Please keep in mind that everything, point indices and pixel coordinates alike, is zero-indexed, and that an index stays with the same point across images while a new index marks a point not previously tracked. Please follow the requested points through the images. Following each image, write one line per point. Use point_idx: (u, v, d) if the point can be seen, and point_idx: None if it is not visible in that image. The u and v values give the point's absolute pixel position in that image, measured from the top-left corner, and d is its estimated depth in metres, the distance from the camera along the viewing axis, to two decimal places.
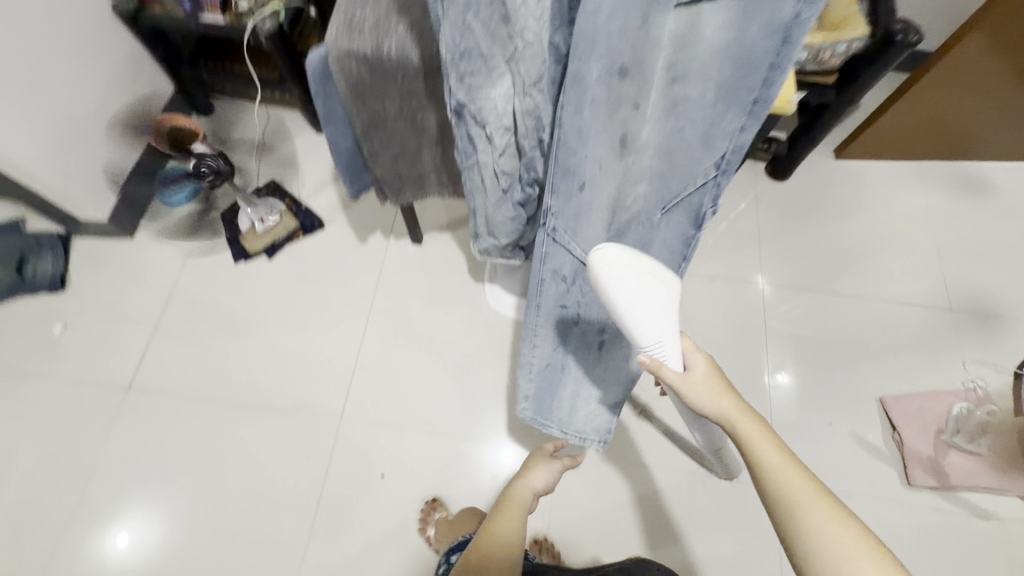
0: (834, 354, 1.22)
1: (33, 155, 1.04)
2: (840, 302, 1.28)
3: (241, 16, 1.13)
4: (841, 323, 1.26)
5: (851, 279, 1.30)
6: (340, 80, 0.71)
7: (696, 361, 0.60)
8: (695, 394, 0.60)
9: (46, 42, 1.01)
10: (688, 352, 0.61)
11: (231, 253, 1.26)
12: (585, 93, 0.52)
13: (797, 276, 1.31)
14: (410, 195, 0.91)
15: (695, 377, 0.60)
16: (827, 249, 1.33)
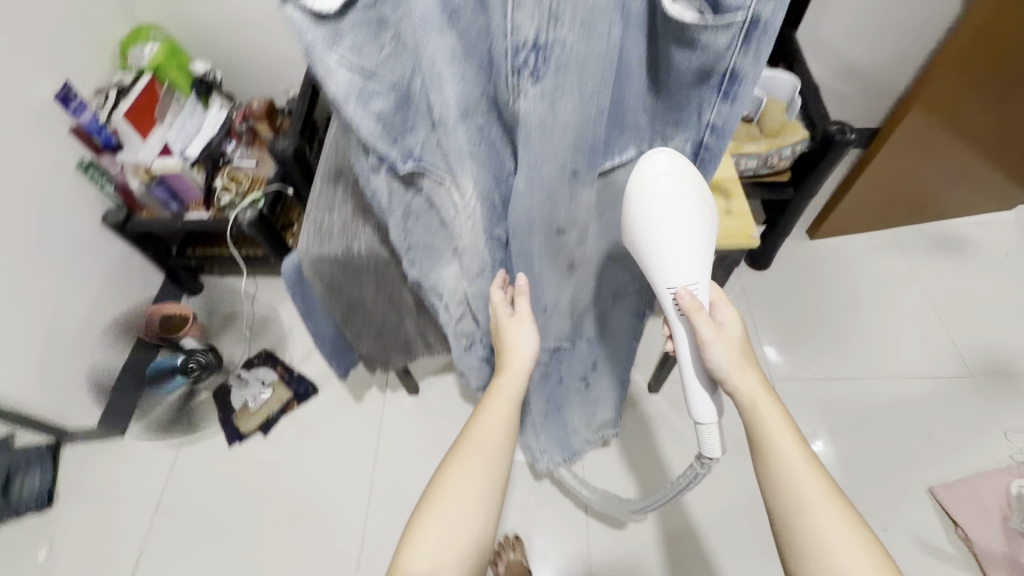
0: (867, 443, 1.16)
1: (22, 378, 1.03)
2: (854, 386, 1.23)
3: (223, 208, 1.23)
4: (866, 408, 1.20)
5: (859, 357, 1.27)
6: (314, 278, 0.72)
7: (727, 318, 0.61)
8: (724, 356, 0.59)
9: (38, 267, 1.05)
10: (718, 307, 0.61)
11: (224, 435, 1.22)
12: (530, 254, 0.61)
13: (806, 365, 1.27)
14: (399, 360, 0.89)
15: (727, 340, 0.59)
16: (829, 333, 1.31)
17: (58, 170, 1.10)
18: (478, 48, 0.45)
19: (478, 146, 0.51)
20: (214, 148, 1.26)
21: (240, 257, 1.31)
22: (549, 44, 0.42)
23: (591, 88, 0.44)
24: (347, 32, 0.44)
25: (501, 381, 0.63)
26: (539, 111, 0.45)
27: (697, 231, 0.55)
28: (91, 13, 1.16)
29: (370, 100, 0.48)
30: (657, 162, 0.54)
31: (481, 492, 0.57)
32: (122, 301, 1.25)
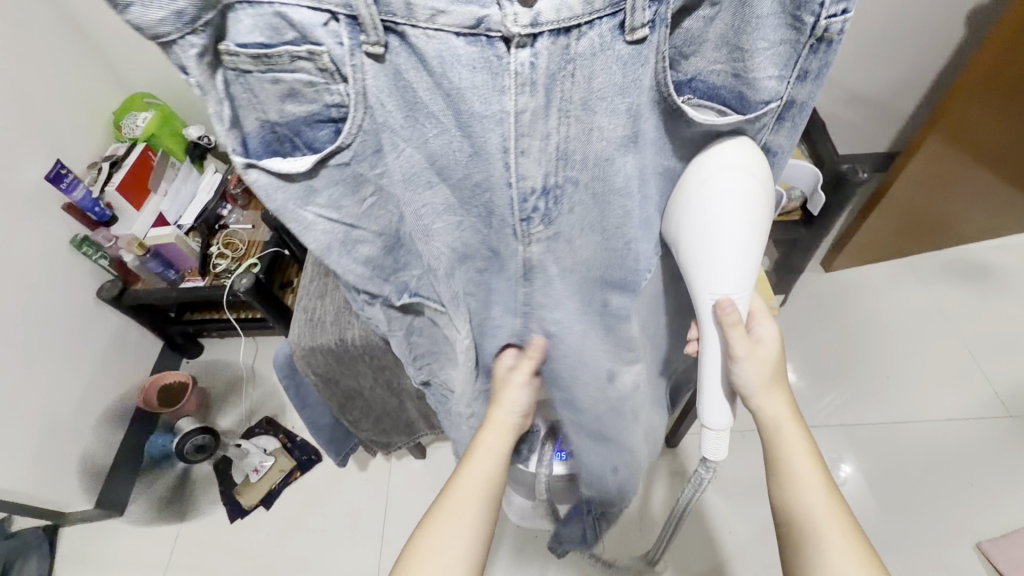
0: (898, 495, 1.12)
1: (12, 468, 0.99)
2: (886, 434, 1.19)
3: (219, 275, 1.20)
4: (900, 458, 1.16)
5: (890, 402, 1.23)
6: (308, 372, 0.69)
7: (765, 334, 0.54)
8: (749, 372, 0.53)
9: (29, 350, 1.03)
10: (758, 320, 0.54)
11: (226, 512, 1.17)
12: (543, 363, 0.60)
13: (832, 412, 1.22)
14: (404, 440, 0.85)
15: (757, 357, 0.53)
16: (857, 377, 1.27)
17: (50, 249, 1.08)
18: (472, 196, 0.43)
19: (481, 276, 0.50)
20: (210, 213, 1.23)
21: (236, 322, 1.28)
22: (556, 185, 0.41)
23: (600, 215, 0.45)
24: (320, 189, 0.39)
25: (485, 435, 0.60)
26: (549, 246, 0.45)
27: (758, 239, 0.47)
28: (82, 88, 1.15)
29: (355, 250, 0.45)
30: (724, 152, 0.44)
31: (478, 525, 0.53)
32: (117, 374, 1.22)
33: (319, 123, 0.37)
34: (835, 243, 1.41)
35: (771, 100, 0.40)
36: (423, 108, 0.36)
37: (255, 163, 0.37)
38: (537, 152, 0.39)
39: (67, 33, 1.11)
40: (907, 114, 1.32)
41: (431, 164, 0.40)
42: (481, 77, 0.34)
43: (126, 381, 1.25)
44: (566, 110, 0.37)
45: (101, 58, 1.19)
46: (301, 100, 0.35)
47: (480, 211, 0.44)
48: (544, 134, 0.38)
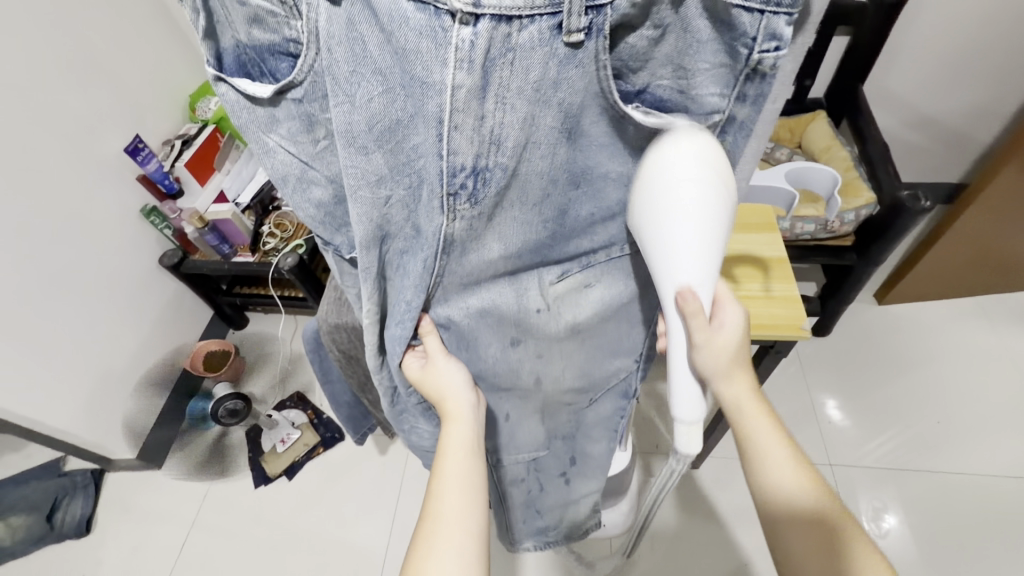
0: (943, 553, 1.03)
1: (68, 410, 1.09)
2: (937, 486, 1.10)
3: (268, 253, 1.26)
4: (942, 511, 1.07)
5: (937, 450, 1.14)
6: (332, 348, 0.71)
7: (728, 317, 0.49)
8: (710, 361, 0.48)
9: (94, 303, 1.12)
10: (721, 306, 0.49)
11: (251, 477, 1.23)
12: (480, 353, 0.58)
13: (871, 452, 1.15)
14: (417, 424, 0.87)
15: (721, 347, 0.47)
16: (907, 421, 1.18)
17: (122, 216, 1.18)
18: (405, 163, 0.38)
19: (404, 254, 0.45)
20: (265, 194, 1.29)
21: (279, 298, 1.34)
22: (488, 168, 0.38)
23: (523, 191, 0.42)
24: (282, 121, 0.38)
25: (449, 433, 0.55)
26: (470, 224, 0.42)
27: (717, 244, 0.41)
28: (166, 70, 1.26)
29: (307, 192, 0.42)
30: (681, 148, 0.37)
31: (467, 518, 0.49)
32: (168, 337, 1.31)
33: (281, 56, 0.36)
34: (888, 275, 1.33)
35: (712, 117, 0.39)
36: (370, 65, 0.33)
37: (227, 78, 0.36)
38: (470, 130, 0.36)
39: (159, 21, 1.22)
40: (985, 144, 1.23)
41: (372, 128, 0.36)
42: (425, 44, 0.32)
43: (176, 342, 1.34)
44: (504, 95, 0.35)
45: (185, 45, 1.30)
46: (267, 28, 0.34)
47: (411, 183, 0.39)
48: (478, 115, 0.35)
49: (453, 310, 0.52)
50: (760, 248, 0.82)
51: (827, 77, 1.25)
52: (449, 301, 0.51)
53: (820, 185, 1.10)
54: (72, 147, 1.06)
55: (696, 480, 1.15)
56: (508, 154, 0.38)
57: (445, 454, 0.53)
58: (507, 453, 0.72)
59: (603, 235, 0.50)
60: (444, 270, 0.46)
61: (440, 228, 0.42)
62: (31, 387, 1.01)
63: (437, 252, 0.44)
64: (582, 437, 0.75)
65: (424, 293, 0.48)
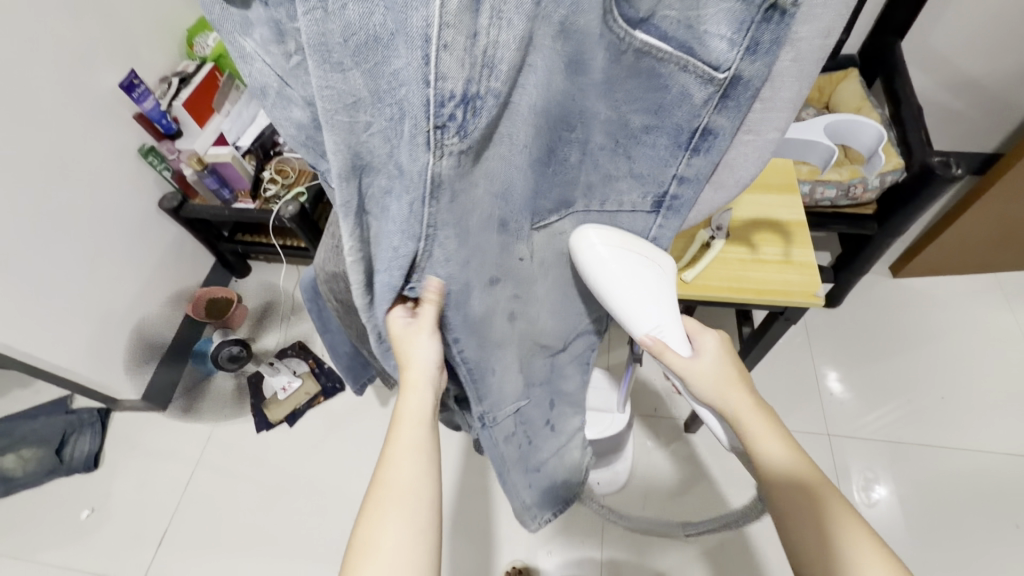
0: (933, 525, 1.04)
1: (73, 351, 1.09)
2: (933, 459, 1.10)
3: (269, 200, 1.24)
4: (937, 483, 1.08)
5: (937, 426, 1.13)
6: (329, 297, 0.70)
7: (704, 345, 0.52)
8: (699, 388, 0.51)
9: (94, 242, 1.11)
10: (695, 335, 0.53)
11: (254, 422, 1.25)
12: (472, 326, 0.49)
13: (872, 424, 1.14)
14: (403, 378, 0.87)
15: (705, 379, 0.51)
16: (910, 396, 1.17)
17: (120, 155, 1.15)
18: (387, 90, 0.30)
19: (387, 194, 0.35)
20: (267, 139, 1.26)
21: (280, 247, 1.31)
22: (481, 96, 0.31)
23: (503, 135, 0.35)
24: (255, 25, 0.32)
25: (406, 400, 0.50)
26: (460, 163, 0.34)
27: (655, 285, 0.48)
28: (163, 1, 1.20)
29: (285, 110, 0.35)
30: (588, 236, 0.45)
31: (421, 488, 0.47)
32: (170, 282, 1.30)
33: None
34: (905, 249, 1.29)
35: (715, 69, 0.34)
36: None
37: None
38: (461, 51, 0.28)
39: None
40: None
41: (347, 40, 0.28)
42: None
43: (179, 287, 1.33)
44: (499, 10, 0.29)
45: None
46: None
47: (388, 116, 0.31)
48: (471, 31, 0.28)
49: (453, 271, 0.40)
50: (779, 212, 0.79)
51: (863, 31, 1.17)
52: (434, 270, 0.42)
53: (858, 143, 1.04)
54: (65, 77, 1.02)
55: (694, 444, 1.16)
56: (501, 78, 0.31)
57: (400, 420, 0.50)
58: (499, 410, 0.63)
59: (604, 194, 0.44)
60: (436, 220, 0.36)
61: (425, 168, 0.32)
62: (34, 325, 1.01)
63: (423, 198, 0.34)
64: (557, 376, 0.70)
65: (416, 241, 0.37)
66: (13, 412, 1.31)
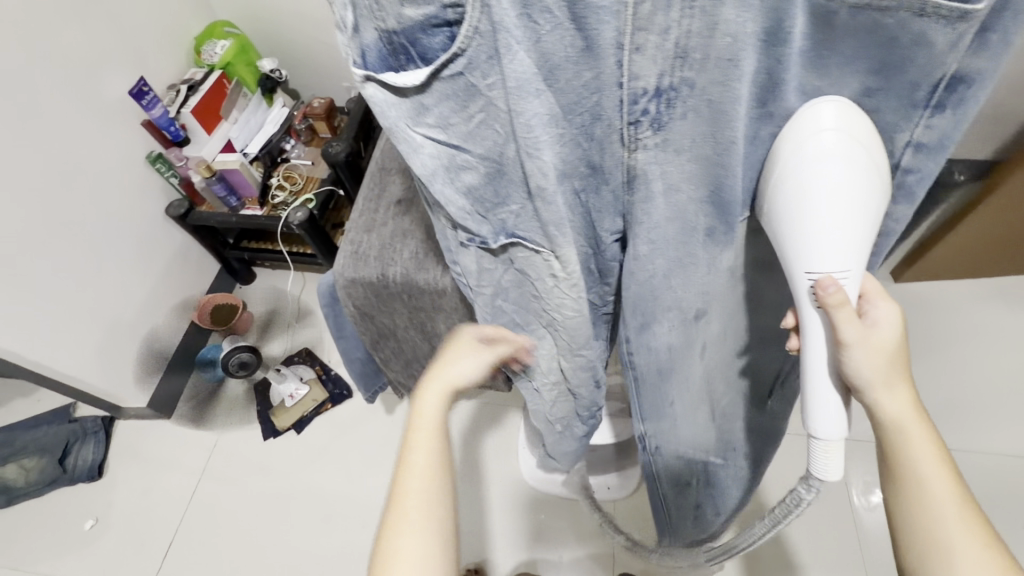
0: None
1: (79, 358, 1.08)
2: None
3: (277, 207, 1.23)
4: None
5: (939, 429, 1.15)
6: (348, 305, 0.70)
7: (880, 316, 0.44)
8: (867, 363, 0.43)
9: (101, 247, 1.10)
10: (869, 303, 0.44)
11: (261, 429, 1.23)
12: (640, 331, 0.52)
13: None
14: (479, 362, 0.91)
15: (877, 349, 0.43)
16: None
17: (128, 162, 1.15)
18: (583, 104, 0.35)
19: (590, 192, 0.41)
20: (273, 147, 1.28)
21: (288, 253, 1.31)
22: (675, 88, 0.33)
23: (731, 122, 0.34)
24: (432, 107, 0.35)
25: (424, 403, 0.53)
26: (658, 156, 0.37)
27: (875, 199, 0.36)
28: (169, 7, 1.20)
29: (459, 176, 0.39)
30: (821, 115, 0.34)
31: (438, 498, 0.49)
32: (175, 289, 1.29)
33: (436, 30, 0.31)
34: (906, 253, 1.31)
35: (970, 7, 0.28)
36: (539, 1, 0.29)
37: (373, 75, 0.33)
38: (653, 49, 0.31)
39: None
40: None
41: (544, 69, 0.32)
42: None
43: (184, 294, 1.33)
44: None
45: None
46: (422, 8, 0.30)
47: (586, 122, 0.36)
48: (662, 28, 0.30)
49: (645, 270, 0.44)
50: None
51: None
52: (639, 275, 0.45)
53: None
54: (72, 82, 1.02)
55: None
56: (716, 67, 0.32)
57: (417, 426, 0.52)
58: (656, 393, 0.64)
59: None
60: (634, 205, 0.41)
61: (623, 161, 0.38)
62: (40, 331, 1.00)
63: (624, 184, 0.40)
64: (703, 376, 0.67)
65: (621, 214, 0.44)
66: (14, 422, 1.30)
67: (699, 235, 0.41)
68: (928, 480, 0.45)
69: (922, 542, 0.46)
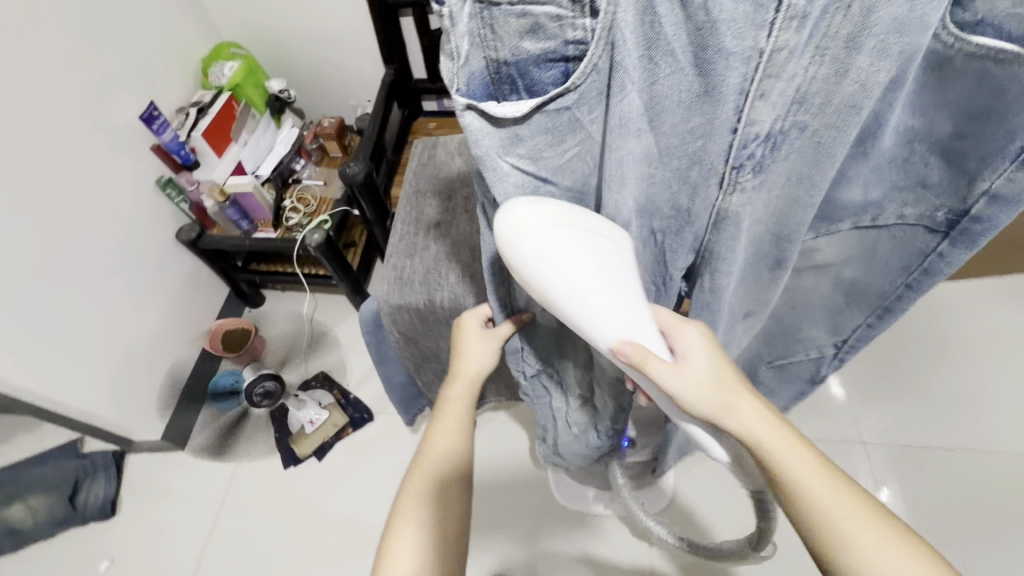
0: (942, 528, 1.05)
1: (92, 391, 1.04)
2: (943, 463, 1.12)
3: (291, 229, 1.22)
4: (972, 480, 1.09)
5: (964, 427, 1.15)
6: (394, 330, 0.69)
7: (683, 343, 0.44)
8: (695, 397, 0.43)
9: (113, 276, 1.07)
10: (672, 332, 0.45)
11: (280, 457, 1.20)
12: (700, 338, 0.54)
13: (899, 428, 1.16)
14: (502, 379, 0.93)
15: (693, 381, 0.43)
16: (933, 398, 1.19)
17: (139, 187, 1.12)
18: (685, 145, 0.34)
19: (671, 228, 0.40)
20: (284, 168, 1.26)
21: (303, 275, 1.29)
22: (785, 132, 0.33)
23: (830, 156, 0.35)
24: (526, 139, 0.32)
25: (436, 436, 0.55)
26: (750, 196, 0.37)
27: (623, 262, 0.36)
28: (176, 29, 1.18)
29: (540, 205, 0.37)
30: (517, 212, 0.33)
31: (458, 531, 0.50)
32: (185, 316, 1.26)
33: (551, 65, 0.29)
34: None
35: None
36: (666, 45, 0.28)
37: (475, 105, 0.30)
38: (775, 96, 0.31)
39: None
40: None
41: (649, 109, 0.31)
42: (743, 12, 0.27)
43: (196, 319, 1.29)
44: (824, 47, 0.29)
45: (196, 5, 1.23)
46: (542, 42, 0.28)
47: (683, 163, 0.35)
48: (789, 77, 0.30)
49: (714, 291, 0.45)
50: None
51: None
52: (705, 294, 0.46)
53: None
54: (84, 108, 0.99)
55: None
56: (834, 113, 0.32)
57: (427, 458, 0.53)
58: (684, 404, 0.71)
59: (878, 207, 0.45)
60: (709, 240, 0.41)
61: (715, 204, 0.38)
62: (53, 366, 0.96)
63: (709, 224, 0.39)
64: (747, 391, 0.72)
65: (694, 248, 0.43)
66: (18, 460, 1.24)
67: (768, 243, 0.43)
68: (801, 479, 0.41)
69: (822, 547, 0.39)
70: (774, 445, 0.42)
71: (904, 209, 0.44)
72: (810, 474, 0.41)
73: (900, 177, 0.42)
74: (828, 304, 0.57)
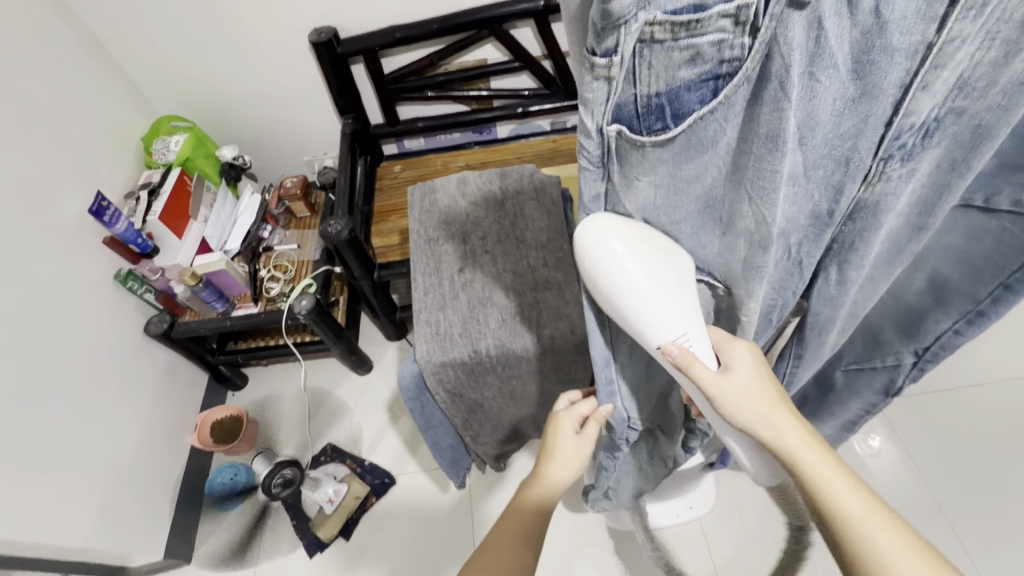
0: (945, 466, 1.04)
1: (80, 524, 0.91)
2: (937, 404, 1.11)
3: (273, 299, 1.15)
4: (996, 408, 1.10)
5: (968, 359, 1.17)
6: (438, 390, 0.66)
7: (735, 357, 0.44)
8: (732, 409, 0.42)
9: (86, 391, 0.95)
10: (723, 347, 0.45)
11: (304, 548, 1.10)
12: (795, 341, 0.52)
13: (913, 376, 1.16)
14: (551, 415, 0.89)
15: (730, 392, 0.42)
16: None
17: (95, 287, 1.01)
18: (838, 148, 0.34)
19: (808, 234, 0.40)
20: (253, 238, 1.19)
21: (294, 345, 1.21)
22: (940, 120, 0.33)
23: (985, 131, 0.33)
24: (674, 145, 0.33)
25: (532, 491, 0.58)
26: (898, 187, 0.36)
27: (667, 294, 0.39)
28: (108, 112, 1.09)
29: (668, 211, 0.38)
30: (598, 231, 0.38)
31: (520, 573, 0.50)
32: (166, 415, 1.14)
33: (702, 87, 0.30)
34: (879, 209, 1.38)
35: None
36: (829, 58, 0.28)
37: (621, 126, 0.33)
38: (937, 87, 0.30)
39: (93, 57, 1.06)
40: None
41: (804, 125, 0.32)
42: (910, 10, 0.27)
43: (178, 417, 1.18)
44: (995, 32, 0.28)
45: (127, 84, 1.15)
46: (699, 66, 0.29)
47: (830, 167, 0.35)
48: (955, 65, 0.29)
49: (847, 288, 0.45)
50: None
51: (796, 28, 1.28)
52: (832, 287, 0.45)
53: None
54: (26, 215, 0.89)
55: None
56: (1002, 93, 0.31)
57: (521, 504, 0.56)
58: None
59: (992, 184, 0.40)
60: (846, 236, 0.41)
61: (856, 195, 0.37)
62: (34, 505, 0.83)
63: (843, 217, 0.39)
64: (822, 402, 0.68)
65: (826, 248, 0.42)
66: None
67: (915, 234, 0.41)
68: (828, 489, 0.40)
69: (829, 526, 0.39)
70: (793, 444, 0.41)
71: (1022, 193, 0.39)
72: (837, 482, 0.40)
73: (1018, 156, 0.38)
74: (913, 306, 0.51)
